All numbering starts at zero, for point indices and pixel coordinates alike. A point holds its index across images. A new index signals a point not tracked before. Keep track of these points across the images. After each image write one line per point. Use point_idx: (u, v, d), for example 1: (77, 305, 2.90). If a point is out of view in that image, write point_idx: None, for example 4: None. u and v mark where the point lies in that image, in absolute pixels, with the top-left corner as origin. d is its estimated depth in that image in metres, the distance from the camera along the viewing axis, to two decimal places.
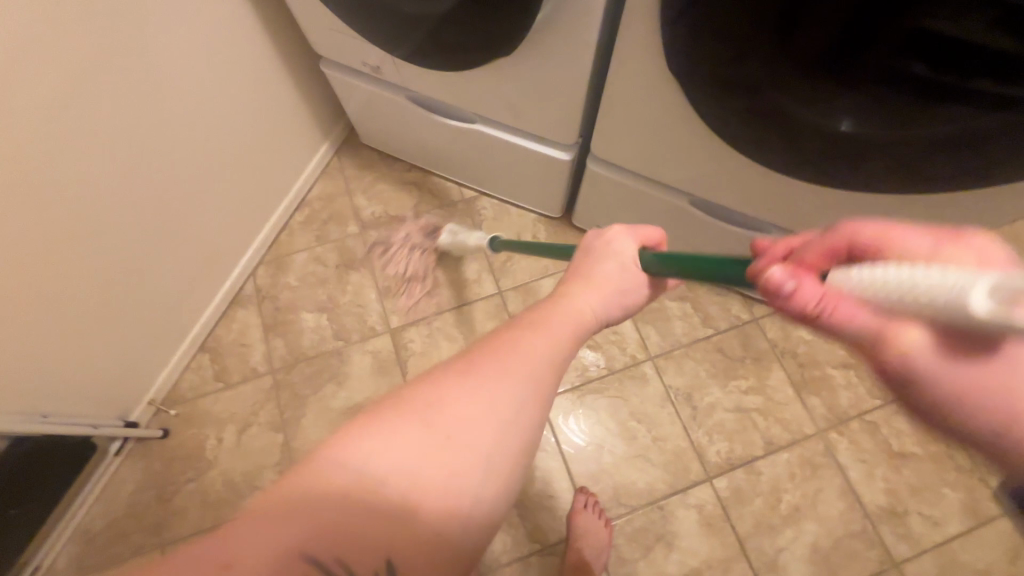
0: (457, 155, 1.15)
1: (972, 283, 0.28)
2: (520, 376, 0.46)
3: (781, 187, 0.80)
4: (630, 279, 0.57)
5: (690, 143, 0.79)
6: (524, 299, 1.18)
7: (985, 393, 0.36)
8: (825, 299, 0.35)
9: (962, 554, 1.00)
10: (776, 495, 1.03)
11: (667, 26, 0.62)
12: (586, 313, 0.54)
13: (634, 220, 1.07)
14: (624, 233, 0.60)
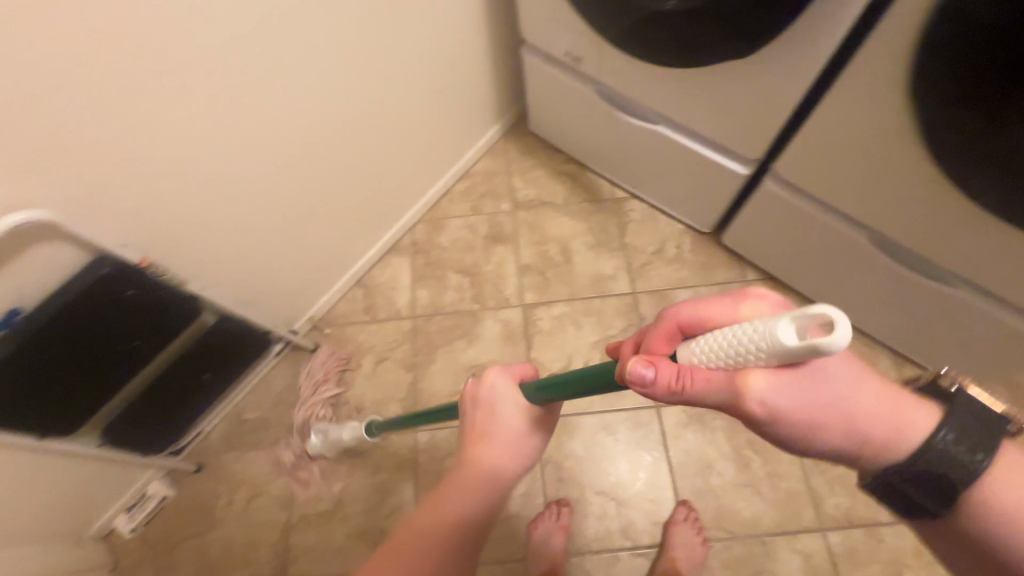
0: (622, 155, 1.19)
1: (780, 322, 0.35)
2: (462, 505, 0.56)
3: (989, 238, 0.75)
4: (522, 418, 0.63)
5: (896, 175, 0.77)
6: (656, 305, 1.19)
7: (837, 413, 0.43)
8: (687, 377, 0.40)
9: None
10: (895, 568, 0.95)
11: (916, 53, 0.62)
12: (507, 467, 0.62)
13: (794, 248, 1.05)
14: (501, 377, 0.64)
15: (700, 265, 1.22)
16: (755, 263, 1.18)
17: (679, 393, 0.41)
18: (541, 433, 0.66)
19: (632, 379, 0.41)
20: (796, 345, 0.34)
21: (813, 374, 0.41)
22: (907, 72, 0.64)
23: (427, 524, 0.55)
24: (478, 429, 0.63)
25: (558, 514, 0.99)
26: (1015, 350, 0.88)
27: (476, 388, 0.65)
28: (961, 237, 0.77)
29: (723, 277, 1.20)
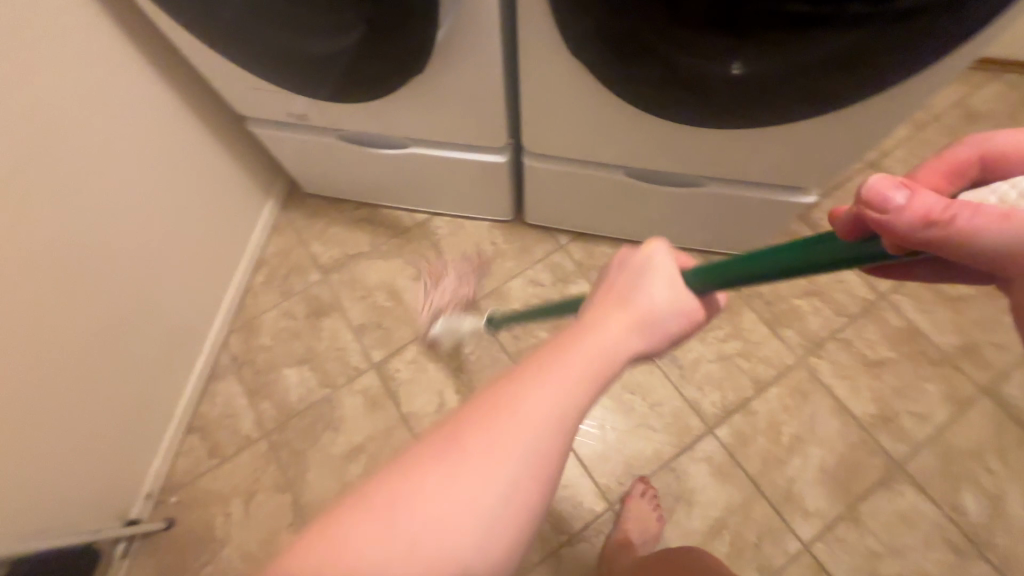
0: (400, 183, 1.17)
1: None
2: (537, 421, 0.42)
3: (700, 141, 0.85)
4: (666, 308, 0.47)
5: (611, 120, 0.84)
6: (496, 305, 1.20)
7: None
8: (953, 207, 0.33)
9: (955, 441, 1.05)
10: (775, 429, 1.07)
11: (556, 20, 0.66)
12: (621, 342, 0.46)
13: (582, 204, 1.12)
14: (657, 244, 0.49)
15: (519, 250, 1.25)
16: (563, 228, 1.23)
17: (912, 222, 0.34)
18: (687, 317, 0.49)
19: (872, 197, 0.34)
20: None
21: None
22: (562, 36, 0.69)
23: (510, 399, 0.42)
24: (614, 294, 0.48)
25: None
26: (769, 214, 1.02)
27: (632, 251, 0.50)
28: (686, 143, 0.86)
29: (543, 252, 1.24)
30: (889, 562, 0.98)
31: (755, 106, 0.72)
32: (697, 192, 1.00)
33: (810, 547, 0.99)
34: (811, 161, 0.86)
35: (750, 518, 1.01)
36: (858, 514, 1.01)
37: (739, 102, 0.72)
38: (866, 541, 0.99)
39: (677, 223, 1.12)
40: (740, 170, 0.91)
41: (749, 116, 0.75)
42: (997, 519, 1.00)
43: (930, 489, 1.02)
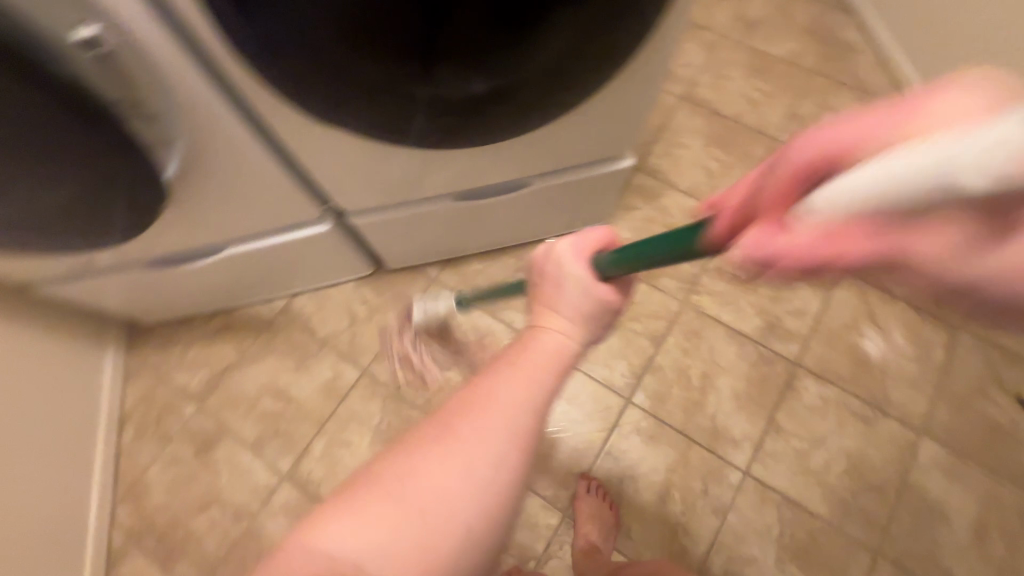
0: (239, 283, 1.08)
1: (957, 146, 0.22)
2: (488, 426, 0.43)
3: (501, 149, 0.84)
4: (593, 299, 0.50)
5: (411, 160, 0.80)
6: (389, 363, 1.15)
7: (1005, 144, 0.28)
8: (822, 224, 0.29)
9: (832, 321, 1.14)
10: (684, 375, 1.11)
11: (281, 91, 0.61)
12: (558, 341, 0.49)
13: (431, 237, 1.08)
14: (570, 247, 0.52)
15: (392, 298, 1.20)
16: (428, 262, 1.19)
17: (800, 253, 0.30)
18: (611, 311, 0.52)
19: (756, 246, 0.32)
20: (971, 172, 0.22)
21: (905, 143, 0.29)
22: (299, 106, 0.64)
23: (470, 399, 0.45)
24: (546, 300, 0.51)
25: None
26: (603, 185, 1.04)
27: (542, 256, 0.53)
28: (492, 154, 0.84)
29: (416, 291, 1.20)
30: (817, 453, 1.05)
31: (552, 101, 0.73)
32: (528, 191, 0.99)
33: (750, 470, 1.04)
34: (615, 130, 0.87)
35: (690, 467, 1.04)
36: (777, 422, 1.07)
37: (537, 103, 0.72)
38: (793, 443, 1.05)
39: (530, 221, 1.11)
40: (554, 160, 0.91)
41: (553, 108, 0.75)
42: (886, 377, 1.09)
43: (826, 373, 1.10)
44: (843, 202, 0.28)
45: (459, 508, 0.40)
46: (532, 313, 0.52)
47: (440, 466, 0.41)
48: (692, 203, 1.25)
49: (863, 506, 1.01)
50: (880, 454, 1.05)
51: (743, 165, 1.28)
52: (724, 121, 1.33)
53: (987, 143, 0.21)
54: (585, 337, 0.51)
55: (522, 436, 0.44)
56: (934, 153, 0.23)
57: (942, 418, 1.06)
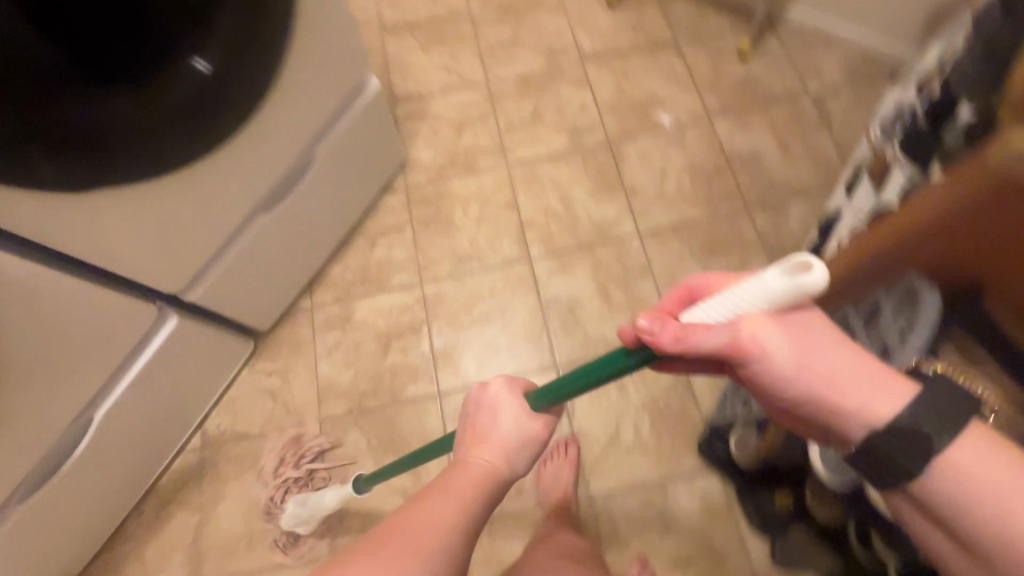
0: (139, 447, 0.96)
1: (799, 273, 0.42)
2: (432, 531, 0.51)
3: (262, 131, 0.84)
4: (525, 427, 0.59)
5: (184, 190, 0.77)
6: (333, 397, 1.11)
7: (802, 370, 0.48)
8: (692, 332, 0.48)
9: (608, 97, 1.32)
10: (550, 209, 1.22)
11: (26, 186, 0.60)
12: (487, 466, 0.57)
13: (276, 268, 1.06)
14: (505, 384, 0.60)
15: (291, 350, 1.15)
16: (293, 297, 1.15)
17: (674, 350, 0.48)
18: (534, 442, 0.60)
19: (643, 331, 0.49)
20: (800, 286, 0.42)
21: (757, 344, 0.48)
22: (50, 188, 0.62)
23: (406, 520, 0.52)
24: (479, 433, 0.59)
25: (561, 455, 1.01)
26: (376, 119, 1.09)
27: (484, 389, 0.60)
28: (252, 144, 0.83)
29: (306, 327, 1.16)
30: (669, 183, 1.23)
31: (252, 39, 0.74)
32: (320, 163, 1.00)
33: (641, 231, 1.19)
34: (338, 58, 0.89)
35: (606, 263, 1.17)
36: (631, 185, 1.23)
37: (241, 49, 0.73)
38: (651, 190, 1.22)
39: (345, 194, 1.12)
40: (316, 119, 0.93)
41: (260, 50, 0.75)
42: (667, 102, 1.30)
43: (632, 130, 1.28)
44: (715, 315, 0.48)
45: None
46: (461, 443, 0.60)
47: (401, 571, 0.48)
48: (455, 97, 1.36)
49: (722, 188, 1.21)
50: (705, 149, 1.25)
51: (466, 46, 1.42)
52: (426, 26, 1.44)
53: (808, 266, 0.42)
54: (514, 462, 0.59)
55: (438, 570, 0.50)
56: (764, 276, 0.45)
57: (717, 98, 1.30)
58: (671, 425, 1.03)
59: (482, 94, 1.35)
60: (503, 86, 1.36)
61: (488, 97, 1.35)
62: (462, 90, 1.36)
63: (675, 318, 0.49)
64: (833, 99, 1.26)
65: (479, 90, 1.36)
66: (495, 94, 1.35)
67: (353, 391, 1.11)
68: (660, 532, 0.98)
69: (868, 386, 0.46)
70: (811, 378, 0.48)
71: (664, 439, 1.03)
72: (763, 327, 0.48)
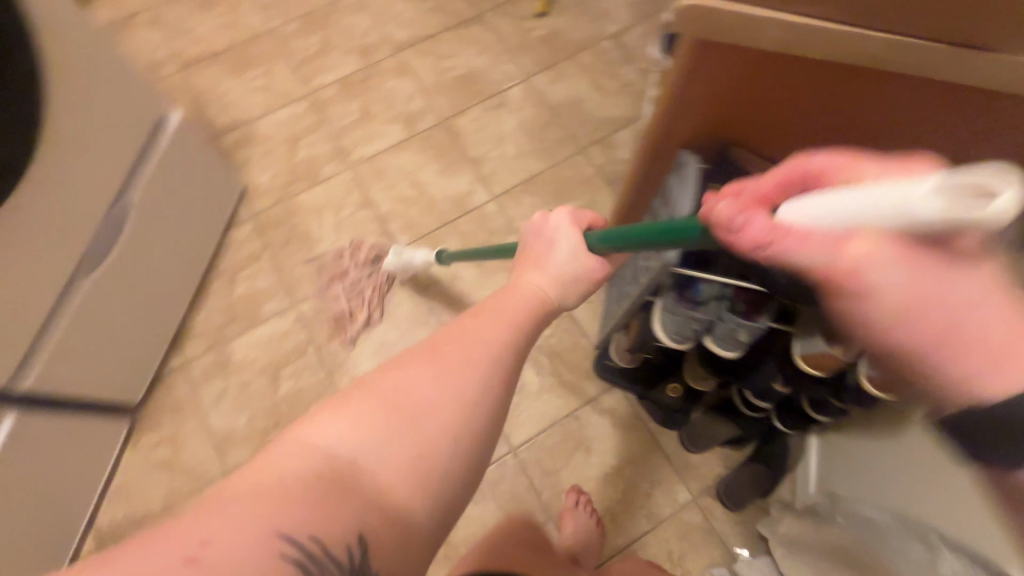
0: (17, 567, 0.86)
1: (942, 187, 0.29)
2: (450, 375, 0.47)
3: (52, 191, 0.79)
4: (583, 260, 0.63)
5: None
6: (232, 444, 1.05)
7: (919, 306, 0.36)
8: (778, 234, 0.36)
9: (430, 79, 1.36)
10: (404, 197, 1.24)
11: None
12: (540, 290, 0.60)
13: (125, 331, 0.99)
14: (571, 215, 0.67)
15: (172, 412, 1.07)
16: (159, 358, 1.08)
17: (748, 251, 0.38)
18: (587, 279, 0.64)
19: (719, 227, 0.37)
20: (952, 215, 0.28)
21: (875, 271, 0.35)
22: None
23: (434, 346, 0.50)
24: (537, 253, 0.65)
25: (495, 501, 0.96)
26: (192, 152, 1.04)
27: (544, 220, 0.68)
28: (34, 207, 0.77)
29: (183, 384, 1.09)
30: (508, 144, 1.29)
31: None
32: (138, 209, 0.95)
33: (495, 194, 1.25)
34: (112, 97, 0.84)
35: (470, 232, 1.21)
36: (474, 154, 1.28)
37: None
38: (493, 154, 1.28)
39: (181, 238, 1.06)
40: (117, 165, 0.89)
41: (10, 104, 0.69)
42: (487, 71, 1.37)
43: (461, 104, 1.33)
44: (808, 219, 0.35)
45: (420, 446, 0.43)
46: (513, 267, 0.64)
47: (407, 408, 0.44)
48: (280, 115, 1.33)
49: (555, 136, 1.29)
50: (531, 105, 1.33)
51: (278, 62, 1.39)
52: (230, 51, 1.39)
53: (974, 188, 0.28)
54: (563, 295, 0.62)
55: (475, 393, 0.47)
56: (911, 188, 0.30)
57: (529, 57, 1.38)
58: (568, 359, 1.10)
59: (307, 106, 1.34)
60: (326, 93, 1.35)
61: (314, 107, 1.34)
62: (285, 107, 1.33)
63: (760, 216, 0.37)
64: (627, 36, 1.40)
65: (303, 103, 1.34)
66: (320, 103, 1.34)
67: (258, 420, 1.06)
68: (584, 457, 1.04)
69: (1010, 324, 0.36)
70: (917, 324, 0.37)
71: (566, 373, 1.09)
72: (879, 256, 0.34)
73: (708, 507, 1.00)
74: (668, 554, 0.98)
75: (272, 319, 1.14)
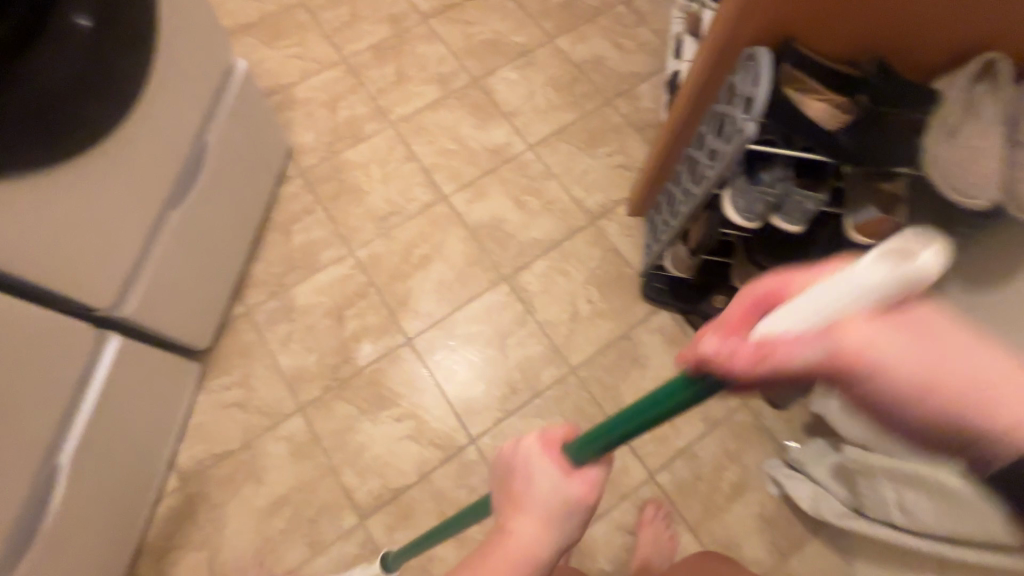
0: (117, 492, 0.88)
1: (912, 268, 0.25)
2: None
3: (156, 116, 0.82)
4: (566, 495, 0.45)
5: (82, 179, 0.72)
6: (306, 381, 1.09)
7: (967, 389, 0.28)
8: (769, 349, 0.29)
9: (458, 43, 1.44)
10: (446, 150, 1.31)
11: None
12: (533, 538, 0.45)
13: (202, 271, 1.01)
14: (540, 442, 0.47)
15: (242, 355, 1.10)
16: (226, 304, 1.11)
17: (757, 376, 0.30)
18: (579, 510, 0.46)
19: (712, 360, 0.32)
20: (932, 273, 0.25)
21: (876, 363, 0.28)
22: None
23: None
24: (515, 492, 0.46)
25: None
26: (252, 101, 1.08)
27: (522, 443, 0.48)
28: (144, 126, 0.80)
29: (249, 329, 1.12)
30: (539, 99, 1.37)
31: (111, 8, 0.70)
32: (214, 149, 0.98)
33: (531, 144, 1.32)
34: (197, 29, 0.87)
35: (512, 178, 1.28)
36: (508, 109, 1.36)
37: (116, 25, 0.69)
38: (526, 109, 1.36)
39: (242, 183, 1.10)
40: (200, 101, 0.92)
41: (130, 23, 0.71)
42: (511, 34, 1.45)
43: (491, 64, 1.41)
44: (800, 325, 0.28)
45: None
46: (499, 509, 0.48)
47: None
48: (316, 79, 1.37)
49: (582, 91, 1.38)
50: (557, 64, 1.42)
51: (309, 31, 1.44)
52: (261, 23, 1.44)
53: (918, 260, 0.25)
54: (558, 540, 0.46)
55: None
56: (861, 270, 0.26)
57: (549, 21, 1.47)
58: (616, 286, 1.18)
59: (343, 70, 1.39)
60: (359, 59, 1.41)
61: (349, 71, 1.39)
62: (320, 72, 1.38)
63: (749, 337, 0.30)
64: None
65: (337, 67, 1.39)
66: (354, 68, 1.40)
67: (329, 358, 1.11)
68: (640, 372, 1.11)
69: None
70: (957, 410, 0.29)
71: (615, 299, 1.17)
72: (874, 340, 0.27)
73: (757, 408, 1.09)
74: (726, 451, 1.06)
75: (331, 266, 1.18)
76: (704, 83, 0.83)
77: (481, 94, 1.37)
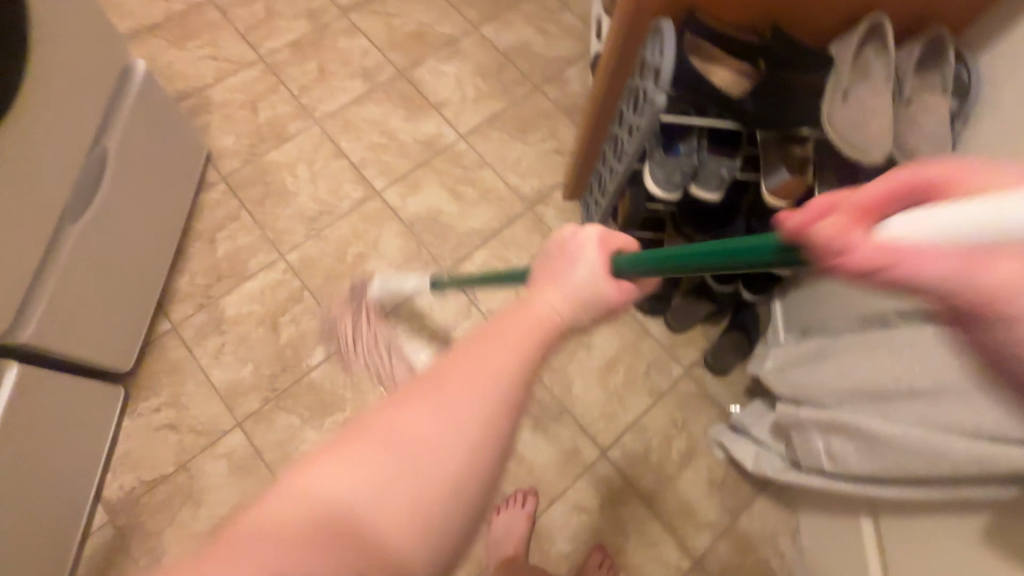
0: (34, 530, 0.81)
1: None
2: (454, 423, 0.37)
3: (44, 126, 0.76)
4: (604, 288, 0.48)
5: None
6: (242, 393, 1.04)
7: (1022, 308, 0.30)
8: (883, 254, 0.29)
9: (382, 35, 1.40)
10: (377, 144, 1.27)
11: None
12: (551, 317, 0.43)
13: (117, 288, 0.95)
14: (595, 237, 0.51)
15: (171, 372, 1.04)
16: (149, 321, 1.04)
17: (859, 269, 0.30)
18: (607, 304, 0.48)
19: (823, 242, 0.31)
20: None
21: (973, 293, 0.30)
22: None
23: (424, 397, 0.38)
24: (554, 276, 0.48)
25: (521, 503, 0.98)
26: (159, 105, 1.02)
27: (569, 236, 0.51)
28: (30, 132, 0.73)
29: (177, 344, 1.06)
30: (468, 88, 1.36)
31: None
32: (117, 158, 0.92)
33: (464, 133, 1.31)
34: (85, 26, 0.81)
35: (445, 169, 1.26)
36: (437, 100, 1.34)
37: None
38: (456, 99, 1.35)
39: (154, 191, 1.03)
40: (96, 106, 0.86)
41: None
42: (436, 25, 1.43)
43: (417, 56, 1.39)
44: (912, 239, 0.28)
45: (418, 494, 0.35)
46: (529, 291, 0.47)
47: (417, 456, 0.36)
48: (233, 79, 1.31)
49: (511, 78, 1.38)
50: (485, 53, 1.41)
51: (222, 29, 1.37)
52: (169, 22, 1.36)
53: None
54: (576, 319, 0.46)
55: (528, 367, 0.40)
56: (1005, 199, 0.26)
57: (474, 10, 1.46)
58: None
59: (261, 69, 1.33)
60: (278, 56, 1.35)
61: (269, 70, 1.33)
62: (237, 71, 1.32)
63: (863, 234, 0.30)
64: None
65: (255, 66, 1.33)
66: (274, 65, 1.34)
67: (267, 367, 1.06)
68: (586, 352, 1.12)
69: None
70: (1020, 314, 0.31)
71: None
72: (1003, 272, 0.29)
73: (699, 376, 1.12)
74: (673, 421, 1.08)
75: (262, 271, 1.13)
76: (619, 60, 0.84)
77: (409, 86, 1.35)
